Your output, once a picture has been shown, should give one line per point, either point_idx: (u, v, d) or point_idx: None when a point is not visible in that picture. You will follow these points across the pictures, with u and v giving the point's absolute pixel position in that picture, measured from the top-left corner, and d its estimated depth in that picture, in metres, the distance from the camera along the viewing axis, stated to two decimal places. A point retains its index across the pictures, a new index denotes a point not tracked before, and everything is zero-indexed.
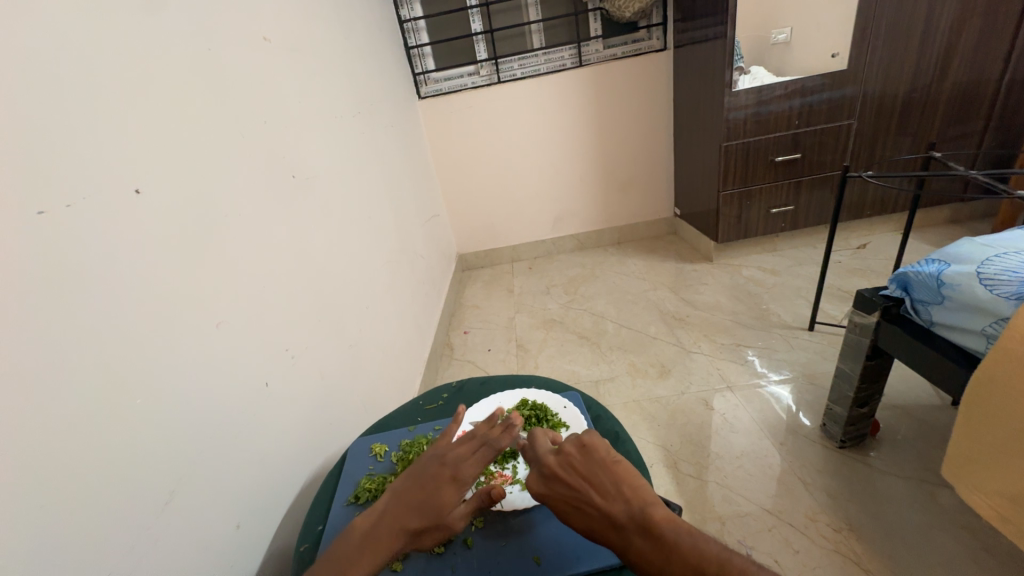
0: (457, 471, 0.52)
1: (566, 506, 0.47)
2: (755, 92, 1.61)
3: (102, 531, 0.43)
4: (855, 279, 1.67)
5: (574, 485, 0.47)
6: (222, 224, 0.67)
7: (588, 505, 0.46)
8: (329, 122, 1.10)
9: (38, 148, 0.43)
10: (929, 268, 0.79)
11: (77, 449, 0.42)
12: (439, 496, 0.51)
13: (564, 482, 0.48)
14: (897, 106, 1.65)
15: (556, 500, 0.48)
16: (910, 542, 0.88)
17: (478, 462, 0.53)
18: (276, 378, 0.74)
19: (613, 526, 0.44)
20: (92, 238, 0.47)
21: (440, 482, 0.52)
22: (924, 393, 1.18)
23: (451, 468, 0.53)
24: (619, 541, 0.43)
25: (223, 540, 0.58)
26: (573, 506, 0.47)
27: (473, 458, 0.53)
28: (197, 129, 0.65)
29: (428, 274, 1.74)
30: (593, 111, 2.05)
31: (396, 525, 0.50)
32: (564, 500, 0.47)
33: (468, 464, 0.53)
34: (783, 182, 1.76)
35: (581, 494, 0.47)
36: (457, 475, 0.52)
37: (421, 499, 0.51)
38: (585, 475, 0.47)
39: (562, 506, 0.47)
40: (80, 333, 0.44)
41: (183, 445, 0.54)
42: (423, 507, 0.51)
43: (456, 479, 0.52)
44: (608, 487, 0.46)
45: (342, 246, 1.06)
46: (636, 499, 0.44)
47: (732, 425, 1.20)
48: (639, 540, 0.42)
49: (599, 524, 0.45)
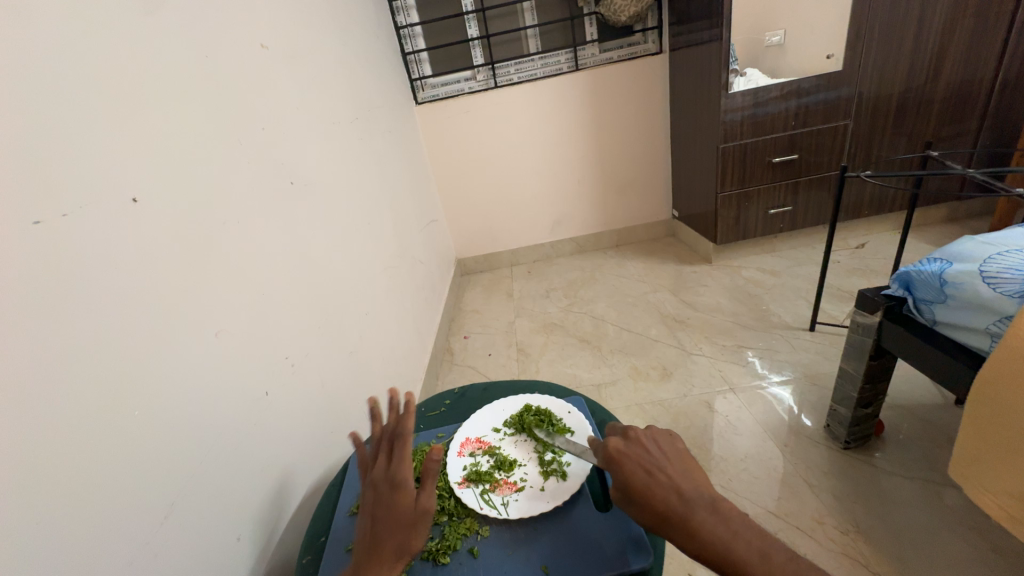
0: (390, 476, 0.51)
1: (639, 464, 0.49)
2: (751, 94, 1.61)
3: (103, 546, 0.42)
4: (855, 279, 1.67)
5: (649, 455, 0.50)
6: (220, 231, 0.66)
7: (661, 473, 0.48)
8: (328, 129, 1.10)
9: (34, 156, 0.43)
10: (931, 267, 0.79)
11: (76, 463, 0.42)
12: (394, 507, 0.49)
13: (641, 450, 0.51)
14: (892, 106, 1.66)
15: (629, 457, 0.50)
16: (918, 543, 0.87)
17: (403, 452, 0.52)
18: (276, 387, 0.73)
19: (683, 495, 0.46)
20: (88, 247, 0.46)
21: (385, 495, 0.50)
22: (926, 392, 1.17)
23: (385, 476, 0.51)
24: (684, 508, 0.45)
25: (224, 553, 0.57)
26: (645, 469, 0.49)
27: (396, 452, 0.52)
28: (194, 137, 0.64)
29: (427, 279, 1.74)
30: (590, 114, 2.06)
31: (368, 562, 0.47)
32: (638, 460, 0.49)
33: (398, 463, 0.51)
34: (780, 183, 1.77)
35: (656, 462, 0.49)
36: (392, 479, 0.50)
37: (375, 524, 0.49)
38: (662, 452, 0.51)
39: (631, 465, 0.49)
40: (79, 343, 0.44)
41: (181, 457, 0.53)
42: (388, 528, 0.48)
43: (395, 483, 0.50)
44: (682, 469, 0.49)
45: (341, 253, 1.05)
46: (706, 487, 0.48)
47: (735, 427, 1.19)
48: (706, 514, 0.45)
49: (667, 491, 0.46)
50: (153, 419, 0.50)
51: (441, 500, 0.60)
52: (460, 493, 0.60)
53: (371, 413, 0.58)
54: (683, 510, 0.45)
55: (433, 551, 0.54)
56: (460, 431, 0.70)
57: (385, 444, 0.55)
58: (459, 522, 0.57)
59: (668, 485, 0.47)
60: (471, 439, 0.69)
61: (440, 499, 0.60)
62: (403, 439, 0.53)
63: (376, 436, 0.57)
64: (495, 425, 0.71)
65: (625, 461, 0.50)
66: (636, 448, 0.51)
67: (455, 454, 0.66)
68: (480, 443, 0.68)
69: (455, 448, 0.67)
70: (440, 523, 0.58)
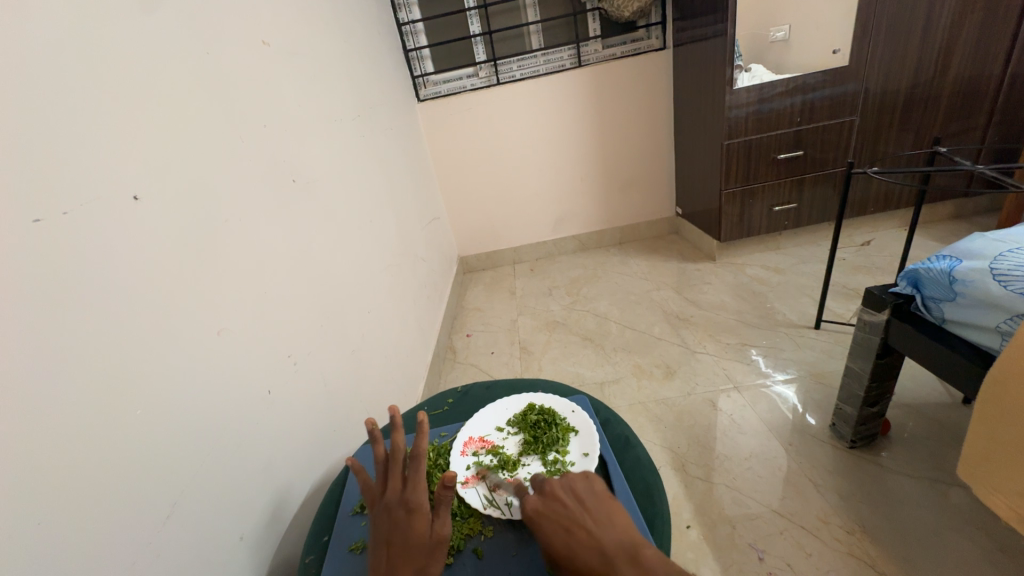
0: (406, 501, 0.51)
1: (557, 524, 0.47)
2: (756, 90, 1.60)
3: (105, 546, 0.42)
4: (861, 276, 1.66)
5: (567, 509, 0.48)
6: (222, 229, 0.66)
7: (579, 528, 0.46)
8: (329, 126, 1.09)
9: (35, 154, 0.42)
10: (940, 264, 0.77)
11: (78, 462, 0.41)
12: (411, 534, 0.49)
13: (557, 505, 0.49)
14: (899, 102, 1.64)
15: (546, 518, 0.48)
16: (924, 543, 0.86)
17: (416, 476, 0.52)
18: (279, 386, 0.72)
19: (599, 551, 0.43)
20: (89, 245, 0.46)
21: (402, 520, 0.50)
22: (933, 391, 1.16)
23: (400, 502, 0.51)
24: (602, 564, 0.42)
25: (227, 552, 0.57)
26: (562, 526, 0.47)
27: (410, 477, 0.52)
28: (195, 134, 0.64)
29: (430, 277, 1.73)
30: (593, 111, 2.04)
31: None
32: (556, 519, 0.48)
33: (413, 487, 0.51)
34: (785, 180, 1.75)
35: (574, 517, 0.47)
36: (408, 504, 0.50)
37: (393, 549, 0.49)
38: (582, 502, 0.49)
39: (549, 525, 0.48)
40: (80, 343, 0.43)
41: (183, 456, 0.52)
42: (406, 554, 0.48)
43: (411, 509, 0.50)
44: (603, 517, 0.46)
45: (343, 251, 1.05)
46: (628, 533, 0.44)
47: (739, 426, 1.18)
48: (626, 567, 0.41)
49: (585, 547, 0.44)
50: (156, 417, 0.50)
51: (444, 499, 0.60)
52: (463, 493, 0.59)
53: (370, 437, 0.56)
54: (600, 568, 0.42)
55: None
56: (463, 430, 0.69)
57: (395, 469, 0.54)
58: (463, 522, 0.57)
59: (585, 541, 0.45)
60: (475, 438, 0.68)
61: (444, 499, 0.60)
62: (418, 463, 0.53)
63: (382, 460, 0.55)
64: (498, 424, 0.70)
65: (542, 523, 0.48)
66: (554, 505, 0.49)
67: (458, 453, 0.66)
68: (483, 442, 0.67)
69: (458, 447, 0.67)
70: None
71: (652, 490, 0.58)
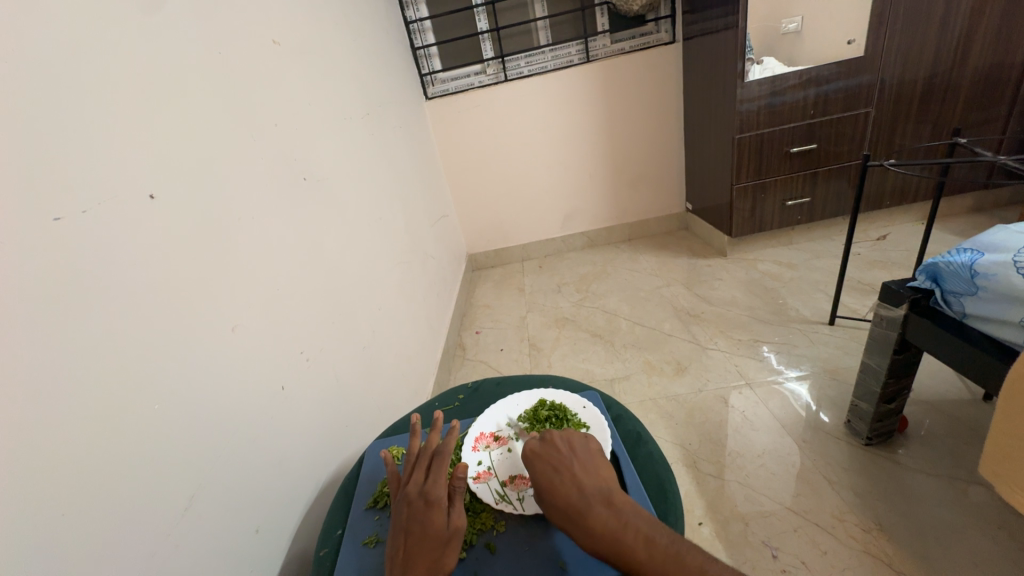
0: (426, 493, 0.51)
1: (548, 464, 0.53)
2: (768, 83, 1.57)
3: (123, 539, 0.43)
4: (876, 271, 1.63)
5: (561, 455, 0.54)
6: (236, 228, 0.67)
7: (568, 471, 0.52)
8: (339, 126, 1.10)
9: (51, 154, 0.43)
10: (961, 258, 0.76)
11: (99, 456, 0.42)
12: (427, 527, 0.49)
13: (553, 449, 0.55)
14: (917, 92, 1.60)
15: (540, 458, 0.54)
16: (943, 541, 0.85)
17: (441, 471, 0.53)
18: (292, 382, 0.73)
19: (579, 492, 0.50)
20: (107, 244, 0.47)
21: (419, 511, 0.50)
22: (952, 388, 1.14)
23: (420, 493, 0.52)
24: (583, 501, 0.49)
25: (243, 545, 0.57)
26: (554, 467, 0.53)
27: (435, 471, 0.53)
28: (209, 134, 0.65)
29: (439, 274, 1.73)
30: (601, 106, 2.03)
31: None
32: (549, 461, 0.53)
33: (434, 481, 0.52)
34: (798, 173, 1.73)
35: (565, 462, 0.53)
36: (429, 496, 0.51)
37: (408, 540, 0.49)
38: (575, 453, 0.54)
39: (542, 466, 0.53)
40: (96, 339, 0.44)
41: (199, 451, 0.53)
42: (421, 545, 0.49)
43: (430, 501, 0.51)
44: (589, 467, 0.53)
45: (354, 249, 1.05)
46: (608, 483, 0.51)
47: (752, 422, 1.17)
48: (602, 509, 0.48)
49: (568, 489, 0.50)
50: (172, 413, 0.50)
51: None
52: (475, 488, 0.59)
53: (409, 429, 0.59)
54: (576, 505, 0.49)
55: None
56: (474, 426, 0.69)
57: (421, 462, 0.55)
58: (474, 516, 0.57)
59: (569, 481, 0.51)
60: (486, 434, 0.68)
61: None
62: (441, 458, 0.54)
63: (411, 452, 0.57)
64: (509, 420, 0.70)
65: (536, 462, 0.54)
66: (549, 449, 0.55)
67: (469, 448, 0.65)
68: (494, 438, 0.67)
69: (469, 443, 0.66)
70: None
71: (665, 486, 0.58)
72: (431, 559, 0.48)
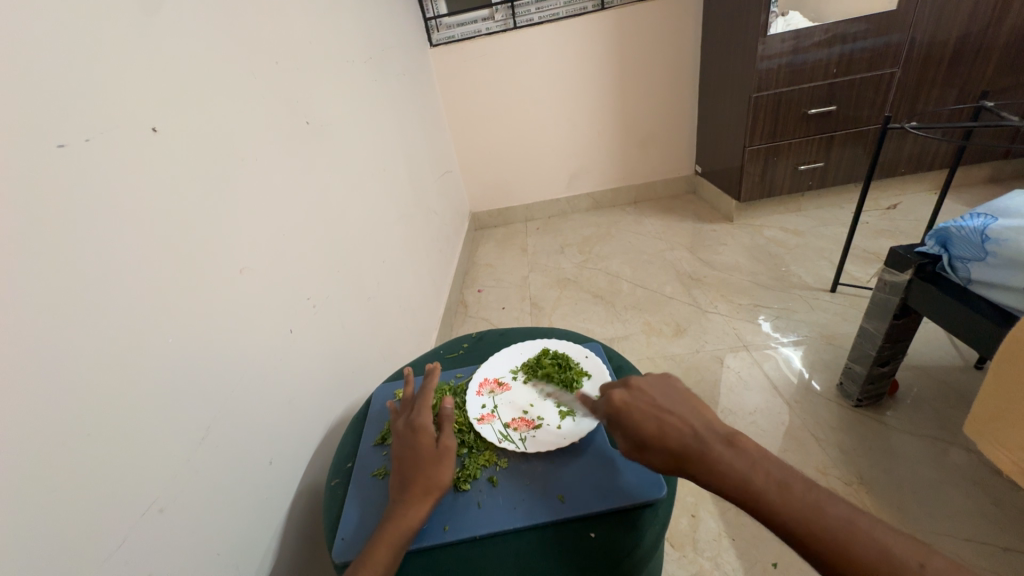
0: (412, 423, 0.55)
1: (648, 412, 0.49)
2: (792, 37, 1.49)
3: (146, 460, 0.45)
4: (883, 240, 1.62)
5: (656, 401, 0.51)
6: (239, 169, 0.66)
7: (670, 414, 0.49)
8: (341, 69, 1.05)
9: (48, 78, 0.41)
10: (974, 222, 0.75)
11: (120, 383, 0.44)
12: (422, 449, 0.53)
13: (645, 397, 0.51)
14: (947, 53, 1.52)
15: (635, 407, 0.50)
16: (920, 495, 0.89)
17: (423, 404, 0.58)
18: (300, 326, 0.75)
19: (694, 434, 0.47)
20: (109, 174, 0.46)
21: (409, 440, 0.54)
22: (945, 354, 1.16)
23: (407, 426, 0.56)
24: (701, 444, 0.46)
25: (259, 474, 0.61)
26: (655, 413, 0.49)
27: (418, 404, 0.58)
28: (208, 68, 0.62)
29: (442, 231, 1.72)
30: (614, 59, 1.93)
31: (400, 502, 0.49)
32: (647, 409, 0.50)
33: (419, 412, 0.57)
34: (814, 136, 1.67)
35: (665, 409, 0.50)
36: (414, 426, 0.55)
37: (404, 466, 0.52)
38: (667, 397, 0.51)
39: (638, 414, 0.50)
40: (108, 270, 0.44)
41: (212, 384, 0.55)
42: (414, 468, 0.51)
43: (417, 429, 0.55)
44: (689, 407, 0.50)
45: (357, 199, 1.04)
46: (716, 423, 0.49)
47: (746, 382, 1.20)
48: (722, 449, 0.45)
49: (680, 430, 0.48)
50: (184, 346, 0.52)
51: (459, 433, 0.61)
52: (479, 428, 0.61)
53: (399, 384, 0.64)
54: (691, 450, 0.46)
55: (454, 477, 0.55)
56: (478, 372, 0.71)
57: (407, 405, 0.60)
58: (479, 453, 0.59)
59: (679, 427, 0.48)
60: (489, 380, 0.70)
61: (460, 432, 0.61)
62: (424, 394, 0.59)
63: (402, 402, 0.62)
64: (511, 367, 0.72)
65: (632, 412, 0.50)
66: (639, 397, 0.52)
67: (473, 393, 0.67)
68: (498, 383, 0.68)
69: (473, 387, 0.68)
70: (460, 454, 0.59)
71: None
72: (427, 478, 0.50)
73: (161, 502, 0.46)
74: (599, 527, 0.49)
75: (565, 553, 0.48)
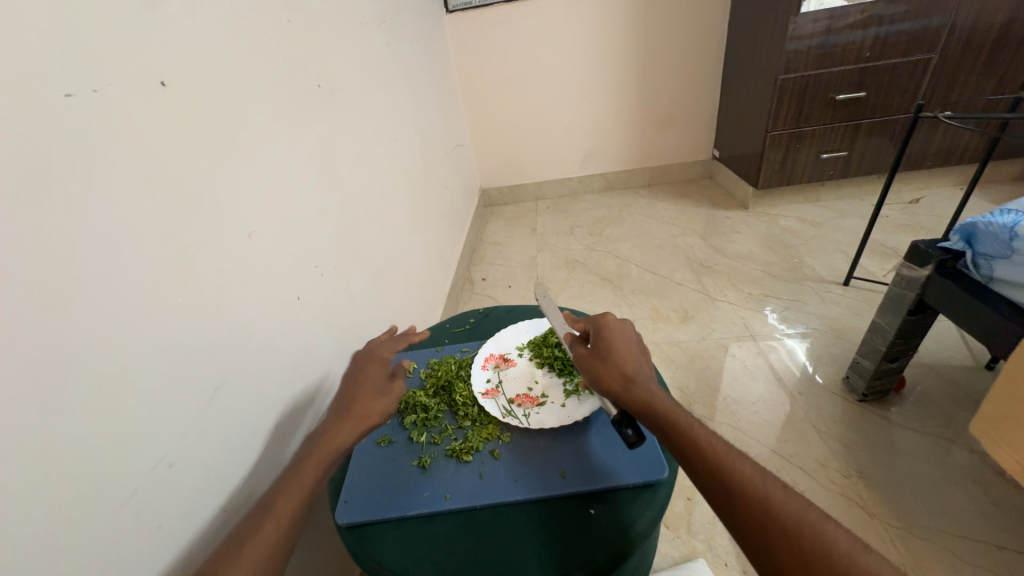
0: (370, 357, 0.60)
1: (625, 339, 0.56)
2: (826, 16, 1.41)
3: (155, 417, 0.46)
4: (902, 235, 1.57)
5: (634, 339, 0.57)
6: (249, 131, 0.64)
7: (637, 351, 0.55)
8: (354, 31, 1.01)
9: (54, 21, 0.40)
10: (1003, 218, 0.72)
11: (130, 340, 0.44)
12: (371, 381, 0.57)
13: (628, 330, 0.57)
14: (989, 40, 1.44)
15: (617, 331, 0.57)
16: (918, 491, 0.90)
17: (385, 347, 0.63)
18: (307, 294, 0.75)
19: (644, 371, 0.52)
20: (118, 128, 0.45)
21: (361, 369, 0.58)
22: (957, 353, 1.14)
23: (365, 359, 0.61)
24: (647, 378, 0.51)
25: (266, 436, 0.62)
26: (629, 342, 0.56)
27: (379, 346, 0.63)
28: (217, 22, 0.60)
29: (451, 206, 1.70)
30: (637, 33, 1.86)
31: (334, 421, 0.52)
32: (625, 336, 0.56)
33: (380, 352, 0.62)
34: (839, 124, 1.61)
35: (630, 345, 0.55)
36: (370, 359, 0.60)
37: (350, 390, 0.56)
38: (641, 343, 0.57)
39: (615, 336, 0.56)
40: (117, 227, 0.44)
41: (220, 345, 0.55)
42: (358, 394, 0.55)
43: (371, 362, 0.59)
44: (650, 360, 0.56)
45: (368, 169, 1.02)
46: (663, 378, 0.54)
47: (750, 372, 1.20)
48: (660, 391, 0.50)
49: (637, 363, 0.53)
50: (192, 308, 0.52)
51: (464, 407, 0.62)
52: (483, 402, 0.61)
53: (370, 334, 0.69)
54: (640, 377, 0.51)
55: (457, 449, 0.56)
56: (483, 347, 0.71)
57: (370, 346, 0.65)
58: (482, 427, 0.59)
59: (638, 361, 0.53)
60: (494, 356, 0.70)
61: (464, 406, 0.62)
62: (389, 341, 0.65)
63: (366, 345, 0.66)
64: (518, 344, 0.71)
65: (613, 331, 0.56)
66: (626, 328, 0.58)
67: (478, 367, 0.67)
68: (504, 359, 0.68)
69: (478, 362, 0.68)
70: (464, 427, 0.60)
71: None
72: (365, 405, 0.54)
73: (171, 457, 0.47)
74: (599, 504, 0.49)
75: (564, 526, 0.48)
